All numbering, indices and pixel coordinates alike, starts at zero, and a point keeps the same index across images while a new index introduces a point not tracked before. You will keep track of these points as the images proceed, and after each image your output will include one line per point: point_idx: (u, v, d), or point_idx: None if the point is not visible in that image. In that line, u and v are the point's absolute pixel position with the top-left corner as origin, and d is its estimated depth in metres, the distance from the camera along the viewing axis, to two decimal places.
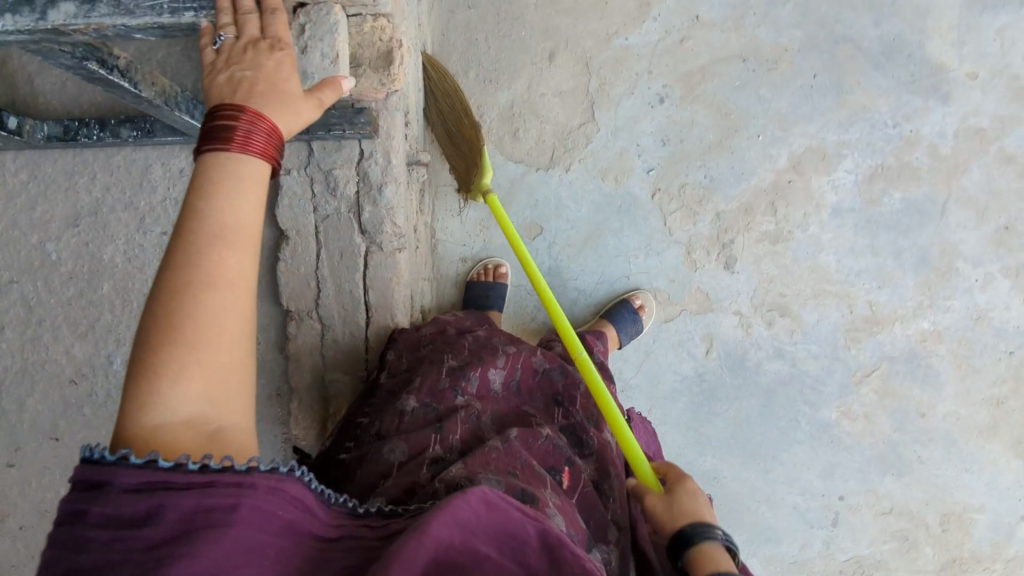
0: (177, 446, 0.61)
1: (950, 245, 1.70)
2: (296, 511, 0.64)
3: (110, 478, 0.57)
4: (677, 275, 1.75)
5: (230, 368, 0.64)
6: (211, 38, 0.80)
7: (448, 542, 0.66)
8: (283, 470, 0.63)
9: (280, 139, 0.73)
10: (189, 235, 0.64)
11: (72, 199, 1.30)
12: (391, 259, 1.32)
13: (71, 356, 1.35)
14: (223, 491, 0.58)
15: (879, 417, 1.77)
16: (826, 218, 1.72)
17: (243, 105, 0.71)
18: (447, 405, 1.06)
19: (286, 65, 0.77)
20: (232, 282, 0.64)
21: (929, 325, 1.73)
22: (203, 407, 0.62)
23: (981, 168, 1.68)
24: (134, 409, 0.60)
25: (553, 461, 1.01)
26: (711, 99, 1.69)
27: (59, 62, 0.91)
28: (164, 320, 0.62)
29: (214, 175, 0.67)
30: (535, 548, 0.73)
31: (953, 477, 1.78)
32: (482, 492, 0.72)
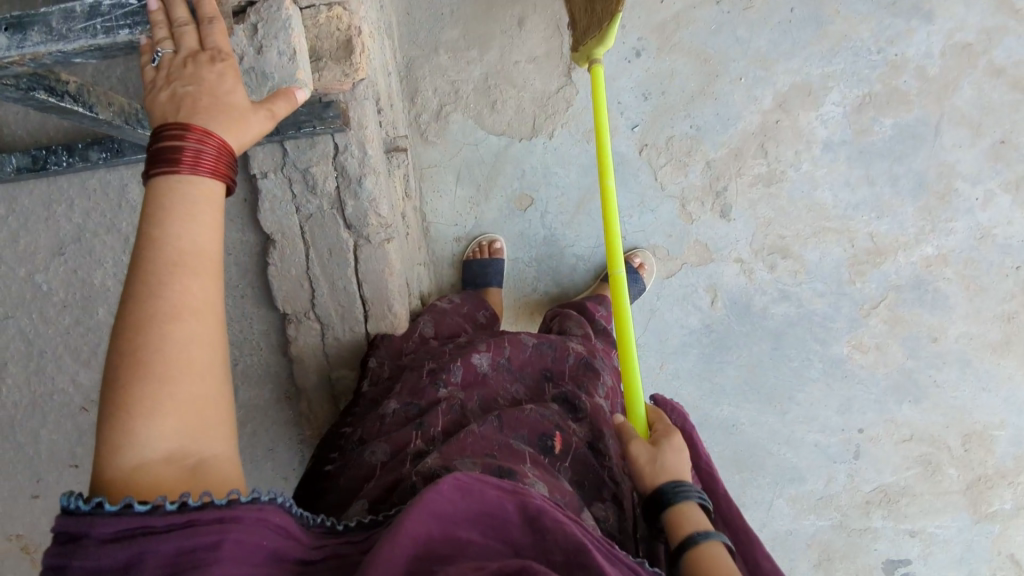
0: (157, 484, 0.60)
1: (947, 166, 1.67)
2: (282, 538, 0.64)
3: (87, 529, 0.56)
4: (673, 229, 1.73)
5: (205, 399, 0.63)
6: (150, 56, 0.76)
7: (427, 535, 0.65)
8: (265, 499, 0.63)
9: (233, 156, 0.71)
10: (147, 268, 0.63)
11: (54, 228, 1.28)
12: (381, 251, 1.30)
13: (78, 383, 1.36)
14: (203, 529, 0.57)
15: (890, 347, 1.76)
16: (818, 154, 1.69)
17: (190, 121, 0.69)
18: (429, 400, 1.05)
19: (229, 77, 0.74)
20: (197, 313, 0.64)
21: (933, 250, 1.71)
22: (181, 442, 0.61)
23: (972, 84, 1.64)
24: (110, 451, 0.59)
25: (544, 427, 0.98)
26: (689, 46, 1.65)
27: (6, 95, 0.87)
28: (132, 358, 0.61)
29: (166, 202, 0.65)
30: (516, 522, 0.71)
31: (970, 397, 1.78)
32: (454, 479, 0.70)
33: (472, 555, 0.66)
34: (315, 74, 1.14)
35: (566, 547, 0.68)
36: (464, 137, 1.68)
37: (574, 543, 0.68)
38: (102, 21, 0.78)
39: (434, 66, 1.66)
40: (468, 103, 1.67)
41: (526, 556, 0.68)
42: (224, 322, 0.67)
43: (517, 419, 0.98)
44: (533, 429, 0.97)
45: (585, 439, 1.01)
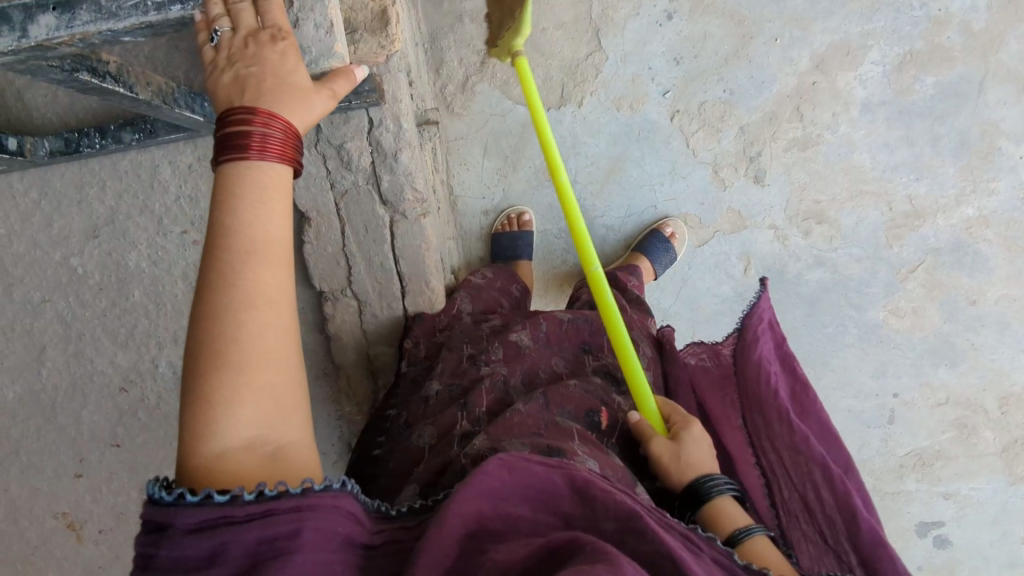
0: (238, 472, 0.62)
1: (991, 124, 1.61)
2: (352, 524, 0.65)
3: (172, 519, 0.57)
4: (706, 197, 1.69)
5: (281, 386, 0.65)
6: (207, 34, 0.79)
7: (478, 514, 0.65)
8: (338, 487, 0.64)
9: (296, 137, 0.74)
10: (222, 257, 0.65)
11: (87, 211, 1.27)
12: (418, 226, 1.30)
13: (116, 365, 1.37)
14: (281, 519, 0.59)
15: (928, 311, 1.72)
16: (856, 116, 1.63)
17: (255, 105, 0.72)
18: (471, 378, 1.05)
19: (291, 56, 0.78)
20: (271, 301, 0.66)
21: (974, 211, 1.66)
22: (260, 429, 0.63)
23: (1019, 38, 1.57)
24: (192, 440, 0.61)
25: (589, 403, 0.97)
26: (722, 6, 1.60)
27: (50, 78, 0.88)
28: (211, 346, 0.63)
29: (235, 191, 0.68)
30: (564, 493, 0.69)
31: (1009, 359, 1.75)
32: (499, 458, 0.69)
33: (523, 532, 0.65)
34: (351, 46, 1.12)
35: (617, 514, 0.66)
36: (490, 108, 1.65)
37: (624, 510, 0.66)
38: None
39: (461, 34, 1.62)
40: (495, 72, 1.63)
41: (577, 528, 0.67)
42: (296, 310, 0.69)
43: (564, 395, 0.96)
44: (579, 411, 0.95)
45: (632, 412, 1.01)
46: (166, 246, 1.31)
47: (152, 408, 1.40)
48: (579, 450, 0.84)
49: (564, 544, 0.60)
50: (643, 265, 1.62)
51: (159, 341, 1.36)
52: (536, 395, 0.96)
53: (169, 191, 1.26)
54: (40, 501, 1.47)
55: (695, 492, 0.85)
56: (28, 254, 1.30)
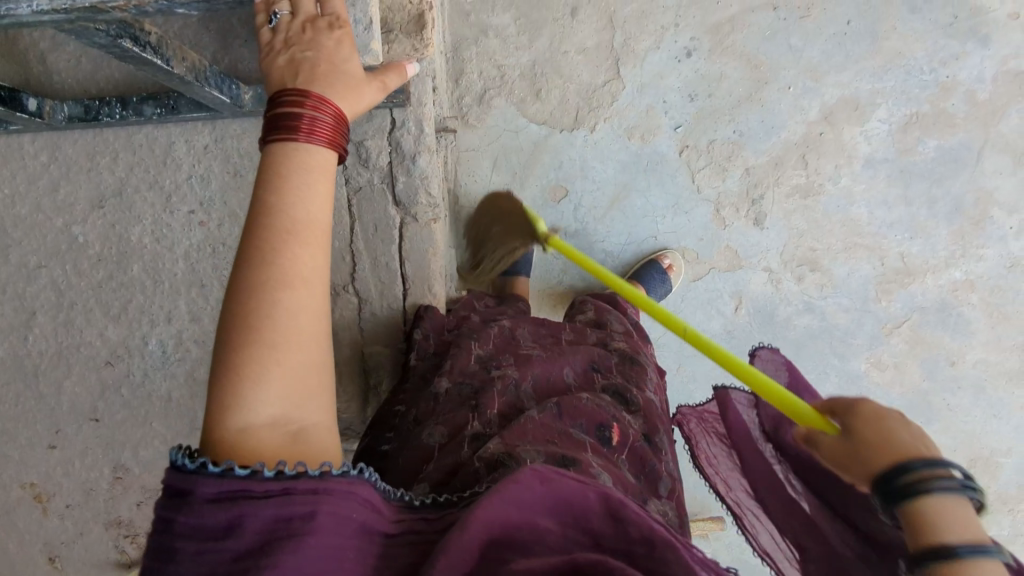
0: (259, 448, 0.62)
1: (986, 192, 1.66)
2: (370, 513, 0.64)
3: (193, 487, 0.59)
4: (705, 233, 1.72)
5: (308, 367, 0.66)
6: (267, 16, 0.83)
7: (506, 520, 0.63)
8: (355, 474, 0.63)
9: (344, 124, 0.76)
10: (263, 235, 0.67)
11: (96, 180, 1.28)
12: (427, 231, 1.32)
13: (104, 338, 1.36)
14: (298, 499, 0.58)
15: (909, 366, 1.76)
16: (858, 169, 1.68)
17: (307, 89, 0.75)
18: (482, 379, 1.06)
19: (346, 45, 0.80)
20: (306, 282, 0.67)
21: (961, 275, 1.70)
22: (283, 408, 0.64)
23: (1021, 112, 1.62)
24: (220, 412, 0.62)
25: (600, 418, 0.97)
26: (741, 50, 1.64)
27: (92, 40, 0.87)
28: (244, 321, 0.64)
29: (283, 170, 0.70)
30: (596, 511, 0.65)
31: (980, 422, 1.78)
32: (533, 467, 0.66)
33: (553, 548, 0.63)
34: (385, 45, 1.18)
35: (649, 539, 0.62)
36: (504, 124, 1.67)
37: (657, 535, 0.62)
38: None
39: (484, 49, 1.65)
40: (513, 89, 1.66)
41: (606, 549, 0.64)
42: (328, 294, 0.70)
43: (575, 407, 0.97)
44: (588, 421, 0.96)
45: (641, 430, 1.02)
46: (170, 223, 1.31)
47: (136, 385, 1.38)
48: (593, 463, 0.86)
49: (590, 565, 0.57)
50: (640, 293, 1.63)
51: (152, 318, 1.35)
52: (550, 404, 0.97)
53: (181, 168, 1.28)
54: (9, 470, 1.43)
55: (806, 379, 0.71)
56: (30, 218, 1.29)
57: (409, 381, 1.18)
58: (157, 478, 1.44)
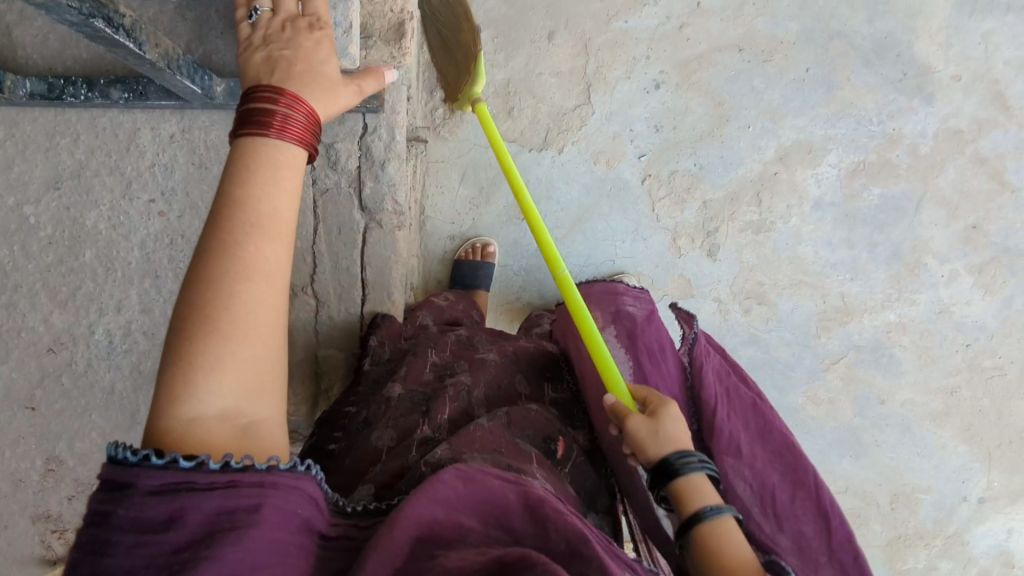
0: (209, 439, 0.61)
1: (921, 241, 1.76)
2: (312, 509, 0.63)
3: (135, 479, 0.56)
4: (661, 260, 1.76)
5: (263, 362, 0.66)
6: (246, 12, 0.84)
7: (430, 520, 0.64)
8: (303, 469, 0.63)
9: (316, 124, 0.76)
10: (226, 226, 0.67)
11: (53, 160, 1.24)
12: (391, 237, 1.32)
13: (48, 324, 1.31)
14: (244, 491, 0.57)
15: (842, 402, 1.82)
16: (808, 211, 1.75)
17: (283, 86, 0.75)
18: (435, 387, 1.06)
19: (324, 46, 0.81)
20: (266, 277, 0.67)
21: (895, 317, 1.78)
22: (235, 401, 0.63)
23: (957, 168, 1.73)
24: (170, 400, 0.61)
25: (547, 431, 0.99)
26: (706, 87, 1.71)
27: (63, 17, 0.84)
28: (201, 311, 0.64)
29: (251, 164, 0.69)
30: (516, 510, 0.68)
31: (905, 459, 1.84)
32: (457, 468, 0.69)
33: (473, 543, 0.64)
34: (363, 49, 1.19)
35: (562, 532, 0.65)
36: (474, 138, 1.70)
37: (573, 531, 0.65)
38: None
39: None
40: (486, 105, 1.69)
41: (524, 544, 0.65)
42: (288, 290, 0.70)
43: (524, 419, 0.98)
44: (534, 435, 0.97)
45: (585, 444, 1.04)
46: (129, 211, 1.27)
47: (78, 375, 1.34)
48: (537, 473, 0.86)
49: (513, 559, 0.58)
50: None
51: (100, 307, 1.31)
52: (500, 414, 0.97)
53: (144, 156, 1.25)
54: None
55: (665, 467, 0.82)
56: None
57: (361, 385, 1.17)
58: (92, 472, 1.39)
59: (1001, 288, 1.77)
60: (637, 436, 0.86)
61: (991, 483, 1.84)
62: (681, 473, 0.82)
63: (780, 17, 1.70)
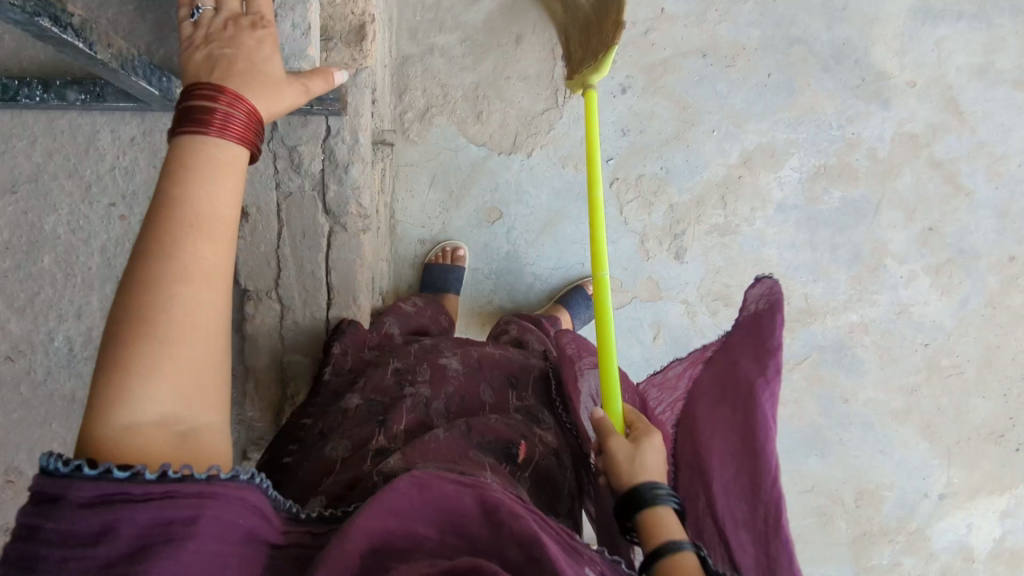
0: (146, 447, 0.58)
1: (881, 243, 1.80)
2: (256, 519, 0.61)
3: (64, 491, 0.53)
4: (629, 263, 1.78)
5: (203, 366, 0.62)
6: (189, 11, 0.81)
7: (383, 531, 0.62)
8: (244, 478, 0.60)
9: (258, 124, 0.73)
10: (162, 224, 0.62)
11: (11, 163, 1.22)
12: (355, 241, 1.30)
13: (6, 331, 1.28)
14: (180, 502, 0.55)
15: (807, 401, 1.85)
16: (771, 214, 1.79)
17: (223, 85, 0.72)
18: (393, 397, 1.05)
19: (267, 45, 0.79)
20: (205, 279, 0.63)
21: (857, 318, 1.82)
22: (174, 406, 0.60)
23: (913, 172, 1.78)
24: (104, 405, 0.57)
25: (509, 436, 0.98)
26: (671, 91, 1.73)
27: (5, 17, 0.81)
28: (136, 313, 0.60)
29: (190, 162, 0.66)
30: (473, 516, 0.65)
31: (868, 457, 1.88)
32: (412, 474, 0.66)
33: (429, 553, 0.63)
34: (324, 52, 1.19)
35: (522, 539, 0.63)
36: (443, 142, 1.70)
37: (528, 534, 0.63)
38: None
39: (429, 68, 1.69)
40: (454, 109, 1.69)
41: (482, 554, 0.64)
42: (231, 291, 0.66)
43: (486, 428, 0.97)
44: (495, 443, 0.95)
45: (552, 445, 1.02)
46: (89, 215, 1.25)
47: (37, 383, 1.30)
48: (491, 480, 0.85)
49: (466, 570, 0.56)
50: (563, 317, 1.67)
51: (59, 313, 1.28)
52: (459, 425, 0.97)
53: (104, 159, 1.23)
54: None
55: (635, 496, 0.77)
56: None
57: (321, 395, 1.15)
58: None
59: (957, 289, 1.82)
60: (615, 459, 0.82)
61: (952, 479, 1.89)
62: (651, 503, 0.76)
63: (742, 23, 1.73)
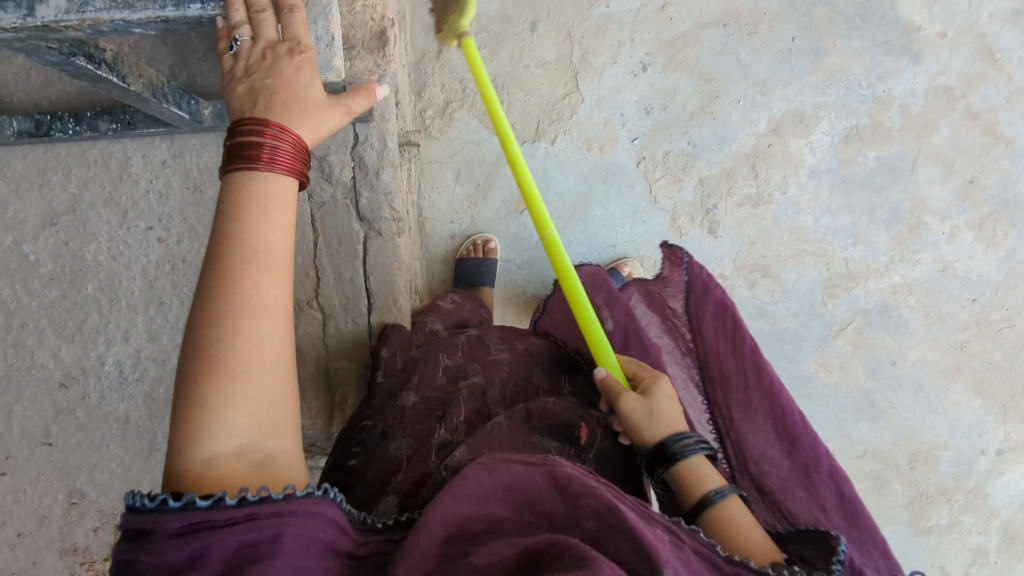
0: (226, 480, 0.57)
1: (920, 201, 1.75)
2: (335, 531, 0.59)
3: (155, 525, 0.53)
4: (662, 241, 1.75)
5: (275, 398, 0.62)
6: (228, 43, 0.79)
7: (459, 517, 0.60)
8: (320, 492, 0.58)
9: (305, 152, 0.73)
10: (223, 261, 0.63)
11: (48, 197, 1.24)
12: (392, 245, 1.31)
13: (58, 359, 1.31)
14: (263, 523, 0.54)
15: (854, 366, 1.82)
16: (804, 179, 1.75)
17: (266, 117, 0.71)
18: (448, 391, 1.05)
19: (306, 70, 0.77)
20: (268, 310, 0.63)
21: (899, 279, 1.78)
22: (251, 438, 0.59)
23: (950, 125, 1.73)
24: (184, 442, 0.57)
25: (571, 417, 0.96)
26: (693, 65, 1.70)
27: (45, 59, 0.84)
28: (205, 352, 0.60)
29: (241, 197, 0.66)
30: (546, 492, 0.62)
31: (921, 418, 1.84)
32: (481, 460, 0.64)
33: (507, 533, 0.60)
34: (347, 61, 1.15)
35: (595, 510, 0.59)
36: (466, 136, 1.69)
37: (602, 505, 0.59)
38: None
39: (446, 62, 1.67)
40: (475, 102, 1.68)
41: (560, 527, 0.60)
42: (293, 321, 0.66)
43: (545, 410, 0.96)
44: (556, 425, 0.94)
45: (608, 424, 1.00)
46: (128, 240, 1.27)
47: (92, 407, 1.34)
48: None
49: (544, 548, 0.54)
50: None
51: (107, 338, 1.31)
52: (517, 411, 0.95)
53: (138, 184, 1.24)
54: None
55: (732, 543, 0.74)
56: None
57: (375, 398, 1.15)
58: (115, 503, 1.39)
59: (1003, 241, 1.76)
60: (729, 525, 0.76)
61: (1008, 434, 1.85)
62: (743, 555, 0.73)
63: None
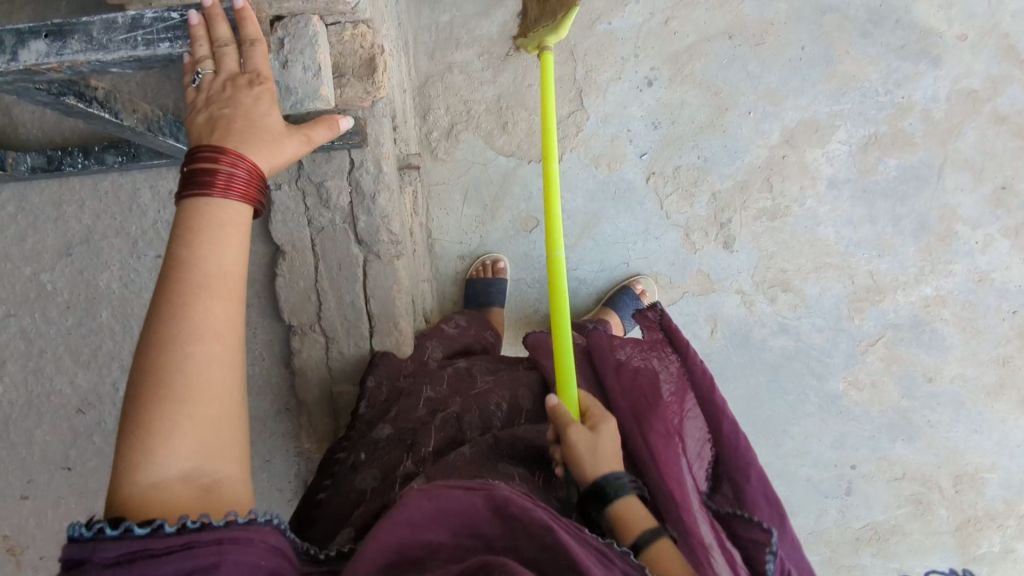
0: (169, 504, 0.59)
1: (948, 209, 1.68)
2: (279, 559, 0.60)
3: (89, 555, 0.54)
4: (676, 258, 1.73)
5: (220, 421, 0.63)
6: (192, 76, 0.81)
7: (398, 544, 0.61)
8: (263, 520, 0.60)
9: (261, 179, 0.74)
10: (173, 286, 0.64)
11: (63, 228, 1.30)
12: (390, 268, 1.32)
13: (75, 386, 1.36)
14: (201, 551, 0.55)
15: (885, 384, 1.75)
16: (823, 190, 1.70)
17: (222, 145, 0.72)
18: (423, 421, 1.05)
19: (265, 100, 0.79)
20: (216, 334, 0.64)
21: (931, 291, 1.71)
22: (195, 461, 0.61)
23: (976, 129, 1.66)
24: (130, 466, 0.58)
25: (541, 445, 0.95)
26: (700, 78, 1.68)
27: (36, 99, 0.88)
28: (153, 374, 0.61)
29: (194, 224, 0.67)
30: (485, 516, 0.64)
31: (963, 438, 1.76)
32: (421, 489, 0.66)
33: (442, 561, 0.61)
34: (337, 90, 1.16)
35: (534, 531, 0.61)
36: (472, 157, 1.70)
37: (538, 524, 0.62)
38: (142, 33, 0.80)
39: (450, 85, 1.69)
40: (479, 123, 1.69)
41: (493, 551, 0.62)
42: (244, 346, 0.67)
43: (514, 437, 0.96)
44: (524, 453, 0.94)
45: None
46: (138, 268, 1.31)
47: (108, 433, 1.38)
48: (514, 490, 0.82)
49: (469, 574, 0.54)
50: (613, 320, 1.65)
51: (120, 364, 1.34)
52: (487, 438, 0.96)
53: (147, 215, 1.29)
54: None
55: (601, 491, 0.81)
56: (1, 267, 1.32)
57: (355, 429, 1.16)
58: None
59: None
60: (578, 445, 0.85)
61: None
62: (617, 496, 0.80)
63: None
